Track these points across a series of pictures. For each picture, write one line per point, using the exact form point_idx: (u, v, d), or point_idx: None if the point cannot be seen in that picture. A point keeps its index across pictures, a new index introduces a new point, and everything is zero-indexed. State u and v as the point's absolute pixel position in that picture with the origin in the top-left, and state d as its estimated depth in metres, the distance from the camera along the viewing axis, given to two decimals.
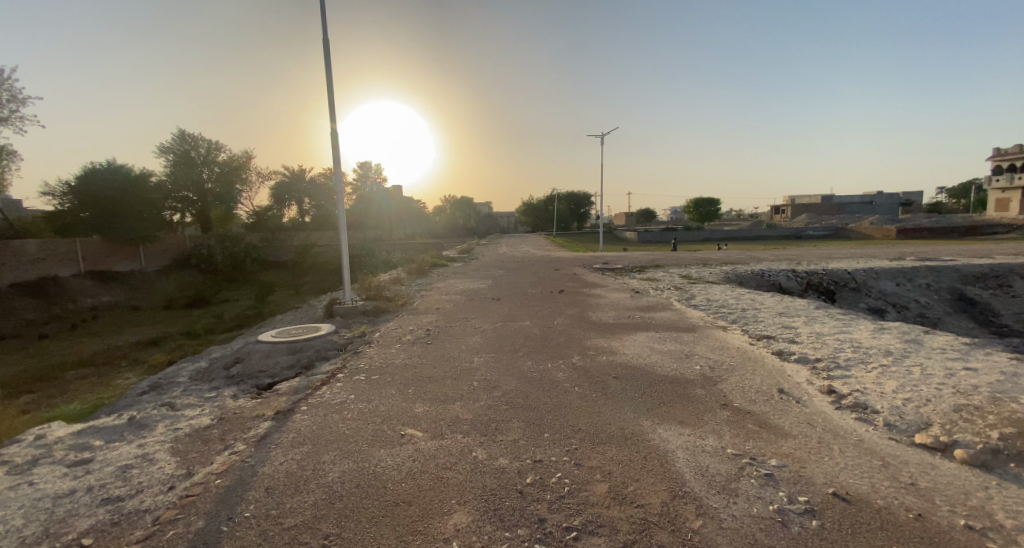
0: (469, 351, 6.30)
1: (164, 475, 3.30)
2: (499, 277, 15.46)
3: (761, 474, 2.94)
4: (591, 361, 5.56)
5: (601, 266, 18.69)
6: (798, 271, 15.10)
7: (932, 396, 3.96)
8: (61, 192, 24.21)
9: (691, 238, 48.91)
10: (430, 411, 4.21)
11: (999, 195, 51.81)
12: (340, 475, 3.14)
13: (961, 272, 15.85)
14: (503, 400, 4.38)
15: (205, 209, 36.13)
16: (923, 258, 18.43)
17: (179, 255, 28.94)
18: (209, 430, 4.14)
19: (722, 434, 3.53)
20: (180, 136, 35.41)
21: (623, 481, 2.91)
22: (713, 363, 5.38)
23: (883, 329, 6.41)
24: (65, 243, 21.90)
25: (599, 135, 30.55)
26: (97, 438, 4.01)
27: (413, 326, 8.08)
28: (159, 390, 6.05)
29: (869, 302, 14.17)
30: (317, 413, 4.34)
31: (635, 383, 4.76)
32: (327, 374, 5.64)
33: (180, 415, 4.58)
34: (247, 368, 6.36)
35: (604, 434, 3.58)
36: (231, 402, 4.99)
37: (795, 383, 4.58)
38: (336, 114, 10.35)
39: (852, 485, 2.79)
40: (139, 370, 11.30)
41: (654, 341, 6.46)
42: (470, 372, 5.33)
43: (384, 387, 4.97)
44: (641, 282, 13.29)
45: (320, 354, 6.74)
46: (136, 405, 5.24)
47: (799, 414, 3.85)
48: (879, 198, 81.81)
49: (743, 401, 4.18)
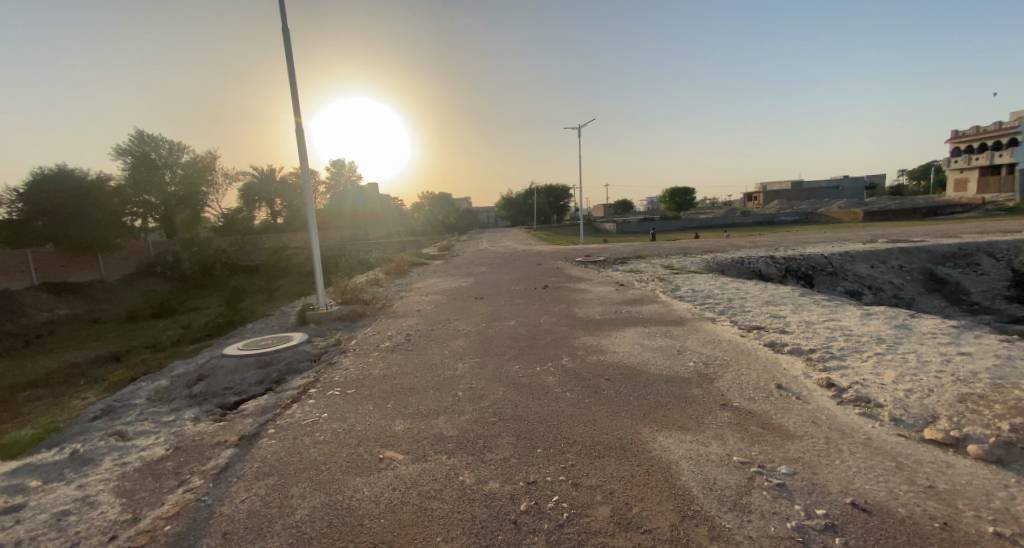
0: (452, 357, 5.95)
1: (106, 521, 2.86)
2: (480, 275, 15.08)
3: (773, 484, 2.72)
4: (582, 362, 5.31)
5: (583, 259, 18.53)
6: (777, 258, 15.22)
7: (933, 385, 3.85)
8: (8, 200, 22.71)
9: (668, 227, 49.52)
10: (412, 428, 3.87)
11: (957, 176, 54.25)
12: (309, 513, 2.79)
13: (932, 252, 16.29)
14: (491, 411, 4.07)
15: (169, 214, 34.54)
16: (895, 240, 18.78)
17: (142, 263, 27.53)
18: (162, 463, 3.66)
19: (725, 439, 3.31)
20: (137, 137, 33.62)
21: (627, 502, 2.65)
22: (706, 358, 5.19)
23: (870, 314, 6.37)
24: (14, 254, 20.52)
25: (576, 128, 30.52)
26: (32, 479, 3.50)
27: (392, 331, 7.68)
28: (112, 415, 5.52)
29: (846, 285, 14.44)
30: (286, 437, 3.93)
31: (629, 385, 4.51)
32: (298, 390, 5.19)
33: (131, 446, 4.08)
34: (211, 387, 5.90)
35: (601, 447, 3.31)
36: (190, 427, 4.52)
37: (793, 377, 4.43)
38: (298, 107, 9.78)
39: (870, 492, 2.59)
40: (99, 388, 10.52)
41: (644, 337, 6.25)
42: (454, 380, 5.00)
43: (362, 403, 4.59)
44: (625, 275, 13.12)
45: (291, 367, 6.30)
46: (83, 435, 4.71)
47: (801, 412, 3.66)
48: (845, 182, 84.71)
49: (742, 400, 3.99)
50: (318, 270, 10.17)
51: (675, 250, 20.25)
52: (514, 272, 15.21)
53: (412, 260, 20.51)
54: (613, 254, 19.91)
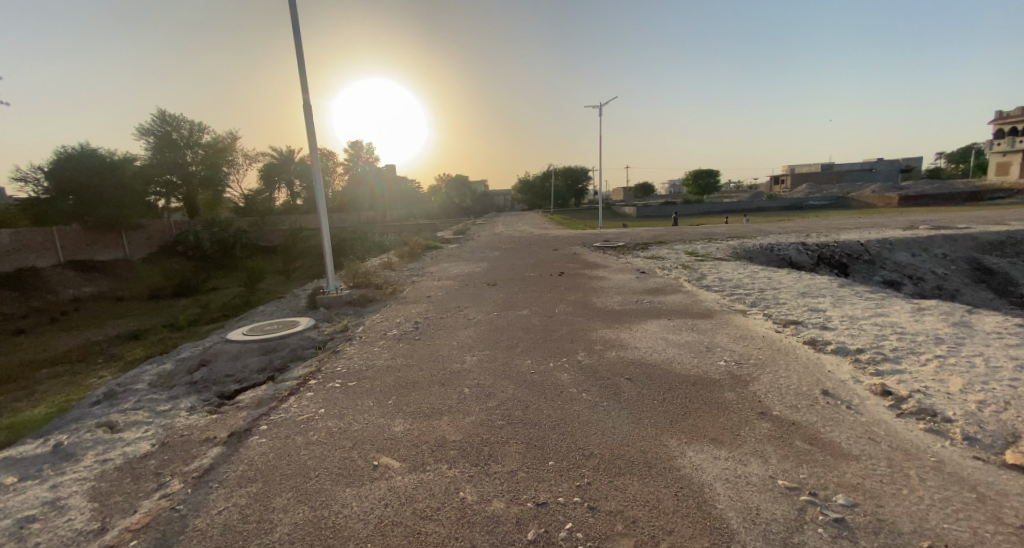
0: (460, 348, 5.59)
1: (71, 531, 2.61)
2: (495, 260, 14.67)
3: (830, 519, 2.26)
4: (599, 359, 4.88)
5: (601, 244, 17.93)
6: (808, 245, 14.35)
7: (1012, 398, 3.30)
8: (35, 178, 23.17)
9: (690, 212, 48.05)
10: (412, 430, 3.53)
11: (1000, 159, 50.73)
12: (289, 531, 2.48)
13: (979, 240, 15.16)
14: (499, 413, 3.69)
15: (190, 194, 35.03)
16: (937, 227, 17.66)
17: (164, 243, 28.07)
18: (144, 461, 3.43)
19: (766, 457, 2.85)
20: (159, 117, 33.97)
21: (650, 535, 2.24)
22: (739, 357, 4.70)
23: (923, 309, 5.74)
24: (42, 232, 21.03)
25: (598, 106, 29.47)
26: (11, 475, 3.34)
27: (401, 318, 7.36)
28: (112, 400, 5.38)
29: (883, 275, 13.51)
30: (277, 435, 3.64)
31: (652, 387, 4.07)
32: (297, 381, 4.91)
33: (118, 440, 3.87)
34: (211, 373, 5.71)
35: (623, 462, 2.90)
36: (181, 419, 4.29)
37: (840, 381, 3.91)
38: (306, 80, 9.35)
39: (951, 534, 2.12)
40: (115, 367, 10.63)
41: (668, 330, 5.77)
42: (460, 375, 4.65)
43: (362, 398, 4.28)
44: (645, 261, 12.53)
45: (295, 354, 6.06)
46: (75, 424, 4.55)
47: (854, 425, 3.18)
48: (879, 165, 80.65)
49: (783, 408, 3.51)
50: (328, 253, 9.88)
51: (698, 236, 19.46)
52: (529, 257, 14.77)
53: (427, 244, 20.20)
54: (634, 239, 19.20)
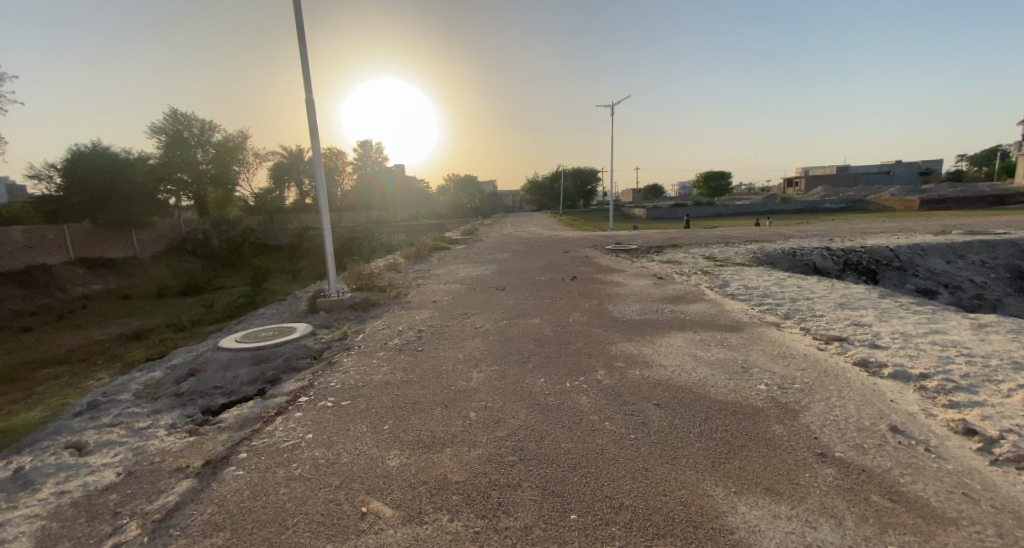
0: (466, 362, 5.09)
1: None
2: (503, 262, 14.21)
3: None
4: (621, 379, 4.35)
5: (613, 246, 17.32)
6: (834, 250, 13.65)
7: None
8: (48, 175, 23.18)
9: (704, 214, 47.16)
10: (409, 465, 3.05)
11: None
12: None
13: (1020, 247, 14.33)
14: (510, 446, 3.19)
15: (201, 192, 35.03)
16: (972, 231, 16.84)
17: (174, 241, 28.01)
18: (105, 495, 2.98)
19: (839, 518, 2.31)
20: (171, 116, 34.02)
21: None
22: (781, 379, 4.14)
23: (986, 326, 5.13)
24: (52, 229, 20.99)
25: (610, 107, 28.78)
26: None
27: (404, 326, 6.89)
28: (89, 413, 4.96)
29: (917, 282, 12.77)
30: (257, 467, 3.18)
31: (685, 415, 3.54)
32: (288, 397, 4.46)
33: (84, 465, 3.44)
34: (199, 384, 5.28)
35: (662, 518, 2.38)
36: (155, 442, 3.83)
37: (908, 414, 3.35)
38: (308, 75, 8.92)
39: None
40: (114, 368, 10.30)
41: (695, 346, 5.22)
42: (466, 396, 4.15)
43: (355, 421, 3.79)
44: (661, 266, 11.96)
45: (289, 365, 5.62)
46: (42, 442, 4.12)
47: (940, 474, 2.63)
48: (897, 168, 78.86)
49: (846, 448, 2.97)
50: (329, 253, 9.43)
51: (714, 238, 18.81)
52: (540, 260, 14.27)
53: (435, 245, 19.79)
54: (648, 241, 18.59)
